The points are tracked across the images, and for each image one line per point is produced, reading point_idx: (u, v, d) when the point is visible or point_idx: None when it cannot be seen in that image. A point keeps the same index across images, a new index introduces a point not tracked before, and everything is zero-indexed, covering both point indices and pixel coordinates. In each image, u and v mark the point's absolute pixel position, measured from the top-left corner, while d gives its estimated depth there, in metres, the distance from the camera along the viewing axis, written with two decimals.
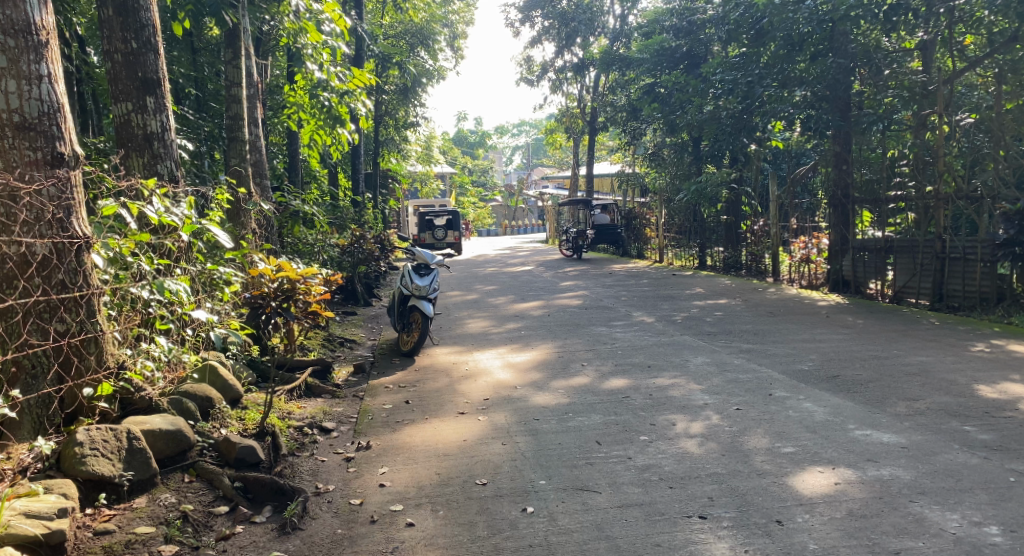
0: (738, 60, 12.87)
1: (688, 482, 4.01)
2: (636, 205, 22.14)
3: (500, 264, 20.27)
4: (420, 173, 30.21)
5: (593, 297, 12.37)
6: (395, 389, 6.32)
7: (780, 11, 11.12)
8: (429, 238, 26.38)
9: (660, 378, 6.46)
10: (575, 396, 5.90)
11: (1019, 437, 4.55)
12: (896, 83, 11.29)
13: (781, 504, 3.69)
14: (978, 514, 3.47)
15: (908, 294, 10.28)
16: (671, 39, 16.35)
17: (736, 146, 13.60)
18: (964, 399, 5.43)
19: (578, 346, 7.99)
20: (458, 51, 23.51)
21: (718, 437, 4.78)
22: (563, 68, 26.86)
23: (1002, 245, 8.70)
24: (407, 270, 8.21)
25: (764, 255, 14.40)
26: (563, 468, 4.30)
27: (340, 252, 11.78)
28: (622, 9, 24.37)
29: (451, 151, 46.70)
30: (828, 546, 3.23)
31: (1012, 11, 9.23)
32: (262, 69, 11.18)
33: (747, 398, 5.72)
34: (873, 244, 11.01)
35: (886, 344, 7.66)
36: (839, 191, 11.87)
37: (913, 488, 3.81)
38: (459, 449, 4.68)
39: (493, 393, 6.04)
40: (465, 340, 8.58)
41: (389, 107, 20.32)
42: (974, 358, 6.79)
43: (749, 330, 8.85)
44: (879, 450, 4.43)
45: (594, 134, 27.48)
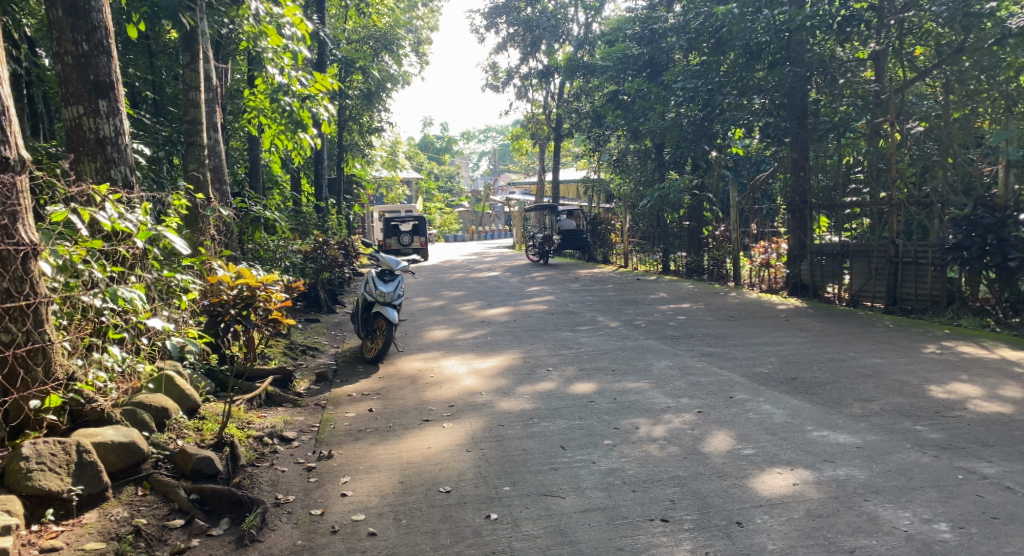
0: (699, 68, 13.04)
1: (651, 485, 4.06)
2: (602, 211, 22.31)
3: (467, 269, 20.25)
4: (386, 178, 29.95)
5: (558, 302, 12.43)
6: (359, 397, 6.27)
7: (740, 20, 11.56)
8: (395, 244, 26.19)
9: (624, 381, 6.52)
10: (540, 401, 5.92)
11: (968, 436, 4.70)
12: (851, 91, 11.65)
13: (741, 505, 3.75)
14: (929, 512, 3.57)
15: (864, 297, 10.59)
16: (633, 47, 16.58)
17: (699, 153, 13.77)
18: (916, 400, 5.59)
19: (543, 351, 8.02)
20: (423, 56, 23.40)
21: (681, 440, 4.83)
22: (527, 74, 26.96)
23: (952, 250, 8.95)
24: (371, 277, 8.15)
25: (724, 260, 14.65)
26: (527, 473, 4.31)
27: (303, 257, 11.60)
28: (586, 17, 24.58)
29: (418, 157, 46.50)
30: (786, 546, 3.29)
31: (957, 24, 9.60)
32: (222, 74, 11.02)
33: (709, 400, 5.81)
34: (829, 249, 11.27)
35: (843, 346, 7.86)
36: (797, 197, 12.09)
37: (868, 488, 3.90)
38: (423, 457, 4.65)
39: (459, 399, 6.03)
40: (430, 346, 8.56)
41: (353, 112, 20.03)
42: (925, 359, 7.00)
43: (711, 333, 8.99)
44: (836, 450, 4.54)
45: (559, 141, 27.67)
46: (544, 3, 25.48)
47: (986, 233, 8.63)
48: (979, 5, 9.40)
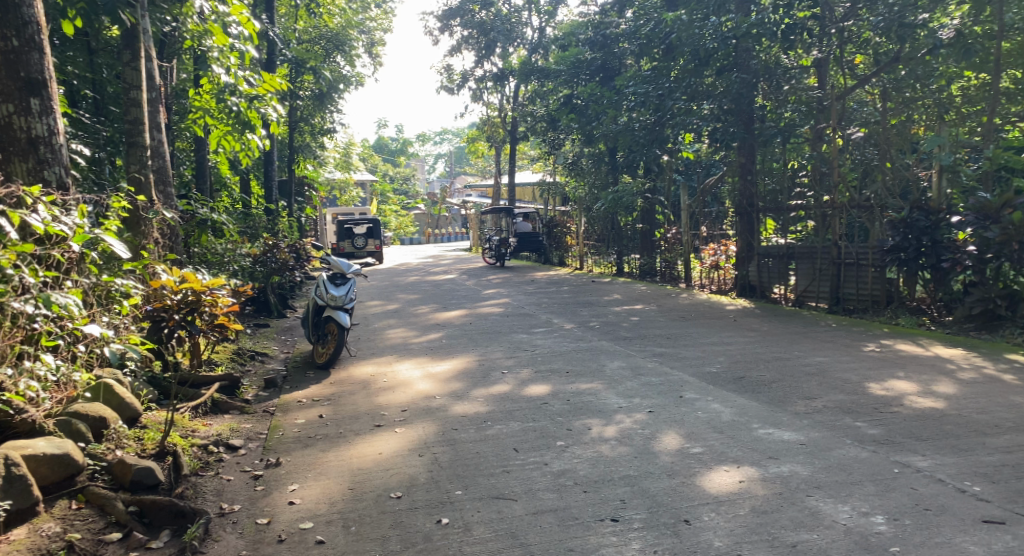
0: (651, 73, 13.21)
1: (602, 485, 4.09)
2: (558, 215, 22.51)
3: (422, 272, 20.13)
4: (339, 180, 29.58)
5: (514, 304, 12.46)
6: (309, 403, 6.17)
7: (688, 27, 11.82)
8: (348, 246, 25.87)
9: (578, 383, 6.57)
10: (494, 404, 5.92)
11: (904, 431, 4.87)
12: (794, 98, 11.93)
13: (688, 503, 3.81)
14: (867, 505, 3.69)
15: (810, 297, 10.91)
16: (586, 51, 16.76)
17: (650, 157, 13.91)
18: (856, 396, 5.77)
19: (498, 354, 8.03)
20: (376, 57, 23.22)
21: (631, 440, 4.89)
22: (482, 77, 26.95)
23: (890, 252, 9.21)
24: (323, 280, 8.04)
25: (676, 262, 14.90)
26: (480, 477, 4.30)
27: (252, 261, 11.37)
28: (541, 21, 24.72)
29: (372, 158, 46.11)
30: (731, 543, 3.35)
31: (893, 34, 9.95)
32: (166, 73, 10.72)
33: (660, 400, 5.91)
34: (776, 251, 11.53)
35: (789, 345, 8.07)
36: (745, 201, 12.31)
37: (810, 483, 4.01)
38: (374, 463, 4.60)
39: (412, 404, 5.99)
40: (383, 350, 8.48)
41: (304, 113, 19.69)
42: (865, 357, 7.24)
43: (662, 334, 9.14)
44: (780, 447, 4.65)
45: (514, 143, 27.81)
46: (498, 6, 25.52)
47: (922, 235, 8.91)
48: (912, 15, 9.77)
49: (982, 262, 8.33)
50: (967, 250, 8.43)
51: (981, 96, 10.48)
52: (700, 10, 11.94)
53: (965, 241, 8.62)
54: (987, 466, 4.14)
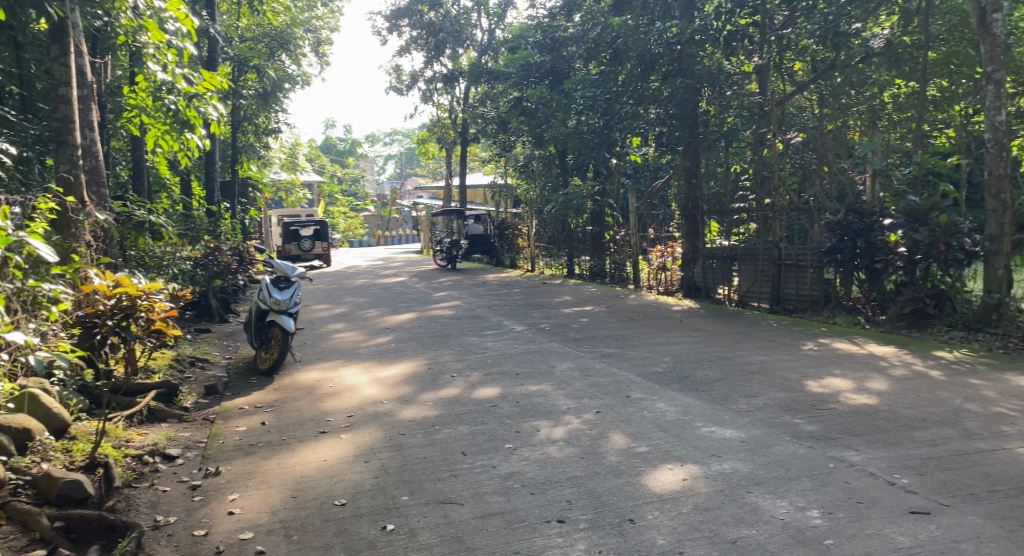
0: (598, 77, 13.31)
1: (549, 487, 4.11)
2: (509, 216, 22.61)
3: (371, 275, 19.89)
4: (285, 181, 29.01)
5: (465, 307, 12.41)
6: (251, 411, 6.03)
7: (634, 32, 12.10)
8: (295, 249, 25.42)
9: (527, 385, 6.58)
10: (442, 408, 5.89)
11: (839, 427, 5.02)
12: (737, 104, 11.98)
13: (633, 502, 3.86)
14: (803, 500, 3.79)
15: (752, 298, 11.19)
16: (535, 54, 16.84)
17: (600, 161, 14.01)
18: (795, 394, 5.93)
19: (447, 357, 7.99)
20: (323, 56, 22.86)
21: (579, 441, 4.92)
22: (432, 78, 26.81)
23: (827, 253, 9.56)
24: (266, 284, 7.88)
25: (625, 264, 15.11)
26: (427, 482, 4.27)
27: (193, 265, 11.05)
28: (490, 23, 24.74)
29: (320, 159, 45.41)
30: (674, 541, 3.41)
31: (829, 42, 10.42)
32: (99, 69, 10.36)
33: (607, 400, 5.97)
34: (720, 252, 11.82)
35: (731, 345, 8.24)
36: (690, 204, 12.52)
37: (750, 479, 4.11)
38: (317, 471, 4.53)
39: (359, 409, 5.91)
40: (329, 355, 8.35)
41: (248, 112, 19.24)
42: (804, 355, 7.45)
43: (610, 335, 9.23)
44: (722, 444, 4.75)
45: (465, 144, 27.82)
46: (447, 7, 25.45)
47: (857, 237, 9.23)
48: (846, 25, 10.28)
49: (913, 262, 8.57)
50: (899, 252, 8.66)
51: (910, 104, 10.85)
52: (646, 15, 12.22)
53: (897, 243, 8.80)
54: (915, 459, 4.31)
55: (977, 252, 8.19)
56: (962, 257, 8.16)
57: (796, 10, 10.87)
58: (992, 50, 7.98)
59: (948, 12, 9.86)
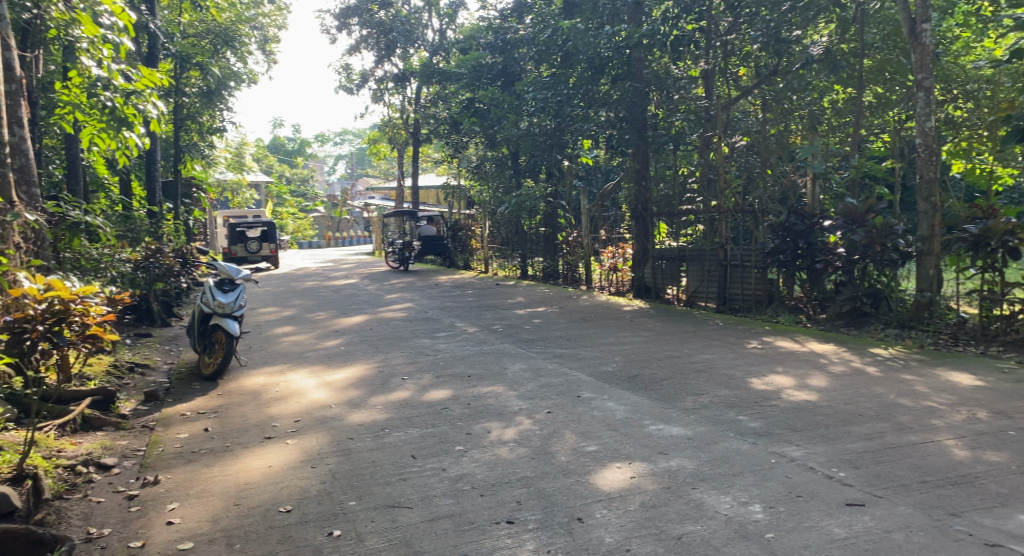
0: (549, 80, 13.35)
1: (499, 488, 4.11)
2: (462, 218, 22.59)
3: (320, 277, 19.56)
4: (231, 181, 28.34)
5: (416, 309, 12.32)
6: (193, 417, 5.88)
7: (583, 35, 12.03)
8: (241, 250, 24.89)
9: (478, 387, 6.57)
10: (392, 411, 5.84)
11: (781, 423, 5.15)
12: (684, 108, 12.46)
13: (582, 501, 3.89)
14: (746, 495, 3.88)
15: (700, 298, 11.41)
16: (487, 56, 16.85)
17: (551, 162, 14.07)
18: (740, 391, 6.06)
19: (397, 359, 7.92)
20: (270, 54, 22.41)
21: (530, 442, 4.94)
22: (383, 78, 26.56)
23: (770, 254, 9.75)
24: (209, 286, 7.67)
25: (577, 265, 15.25)
26: (375, 486, 4.22)
27: (132, 267, 10.66)
28: (441, 23, 24.64)
29: (268, 159, 44.51)
30: (622, 538, 3.44)
31: (772, 48, 10.57)
32: (29, 63, 9.93)
33: (558, 400, 6.00)
34: (668, 254, 12.00)
35: (679, 344, 8.38)
36: (640, 205, 12.68)
37: (695, 476, 4.18)
38: (262, 477, 4.44)
39: (306, 414, 5.82)
40: (276, 359, 8.19)
41: (190, 111, 18.73)
42: (749, 354, 7.63)
43: (562, 335, 9.29)
44: (669, 442, 4.83)
45: (417, 145, 27.67)
46: (397, 7, 25.26)
47: (798, 238, 9.46)
48: (787, 32, 10.47)
49: (851, 263, 8.93)
50: (838, 252, 9.03)
51: (848, 109, 11.31)
52: (595, 19, 12.21)
53: (836, 243, 9.14)
54: (853, 452, 4.45)
55: (911, 252, 8.50)
56: (897, 257, 8.48)
57: (740, 17, 11.04)
58: (922, 58, 8.30)
59: (882, 21, 10.28)
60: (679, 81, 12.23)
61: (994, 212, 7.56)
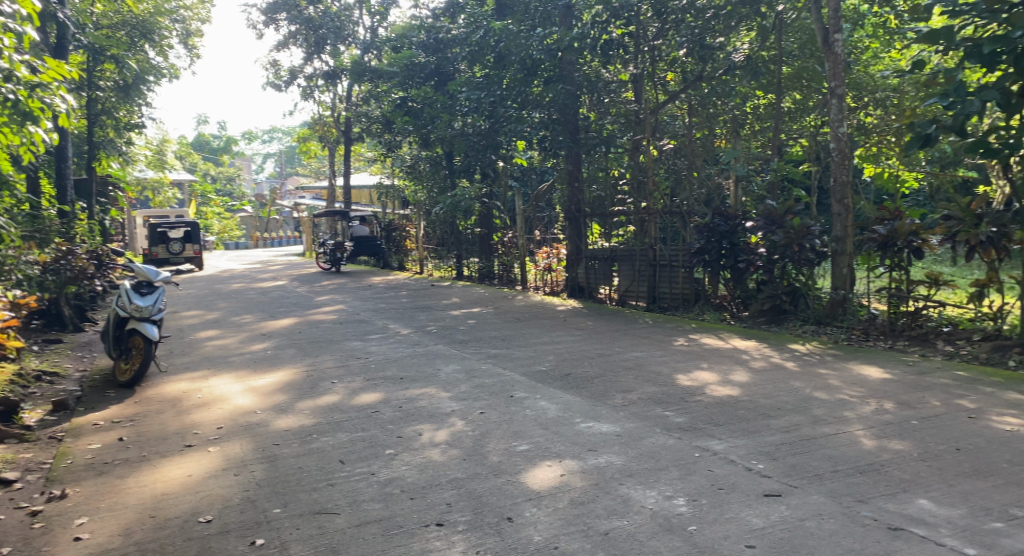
0: (483, 81, 13.38)
1: (429, 490, 4.09)
2: (396, 218, 22.36)
3: (248, 279, 19.02)
4: (151, 180, 27.25)
5: (348, 311, 12.12)
6: (106, 426, 5.62)
7: (515, 37, 12.14)
8: (163, 252, 24.08)
9: (410, 389, 6.51)
10: (320, 415, 5.73)
11: (706, 417, 5.30)
12: (615, 111, 12.60)
13: (512, 500, 3.90)
14: (671, 489, 3.98)
15: (631, 297, 11.60)
16: (419, 55, 16.61)
17: (485, 163, 14.04)
18: (667, 388, 6.20)
19: (327, 363, 7.78)
20: (192, 49, 21.65)
21: (461, 443, 4.93)
22: (312, 75, 26.01)
23: (696, 254, 10.04)
24: (125, 288, 7.34)
25: (513, 265, 15.30)
26: (301, 492, 4.13)
27: (40, 269, 10.08)
28: (372, 21, 24.32)
29: (191, 156, 42.97)
30: (551, 536, 3.46)
31: (697, 54, 10.89)
32: None
33: (490, 400, 6.01)
34: (600, 254, 12.18)
35: (610, 342, 8.51)
36: (573, 206, 12.79)
37: (623, 472, 4.26)
38: (180, 487, 4.28)
39: (230, 420, 5.65)
40: (198, 364, 7.92)
41: (105, 105, 17.89)
42: (676, 351, 7.81)
43: (496, 336, 9.31)
44: (598, 439, 4.90)
45: (348, 143, 27.23)
46: (327, 3, 24.82)
47: (722, 239, 9.79)
48: (710, 39, 10.80)
49: (771, 262, 9.17)
50: (759, 252, 9.31)
51: (768, 115, 11.81)
52: (527, 21, 12.38)
53: (757, 243, 9.43)
54: (772, 445, 4.62)
55: (826, 252, 8.92)
56: (813, 257, 8.86)
57: (667, 23, 11.17)
58: (835, 67, 8.67)
59: (799, 30, 10.76)
60: (610, 85, 12.39)
61: (900, 213, 7.96)
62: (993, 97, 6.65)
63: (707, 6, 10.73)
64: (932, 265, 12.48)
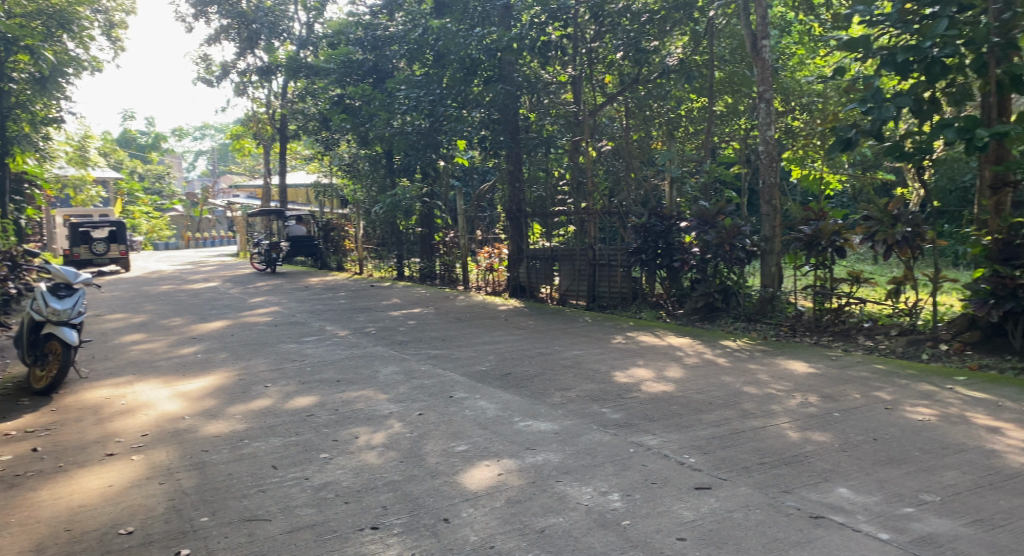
0: (422, 79, 13.22)
1: (364, 494, 4.03)
2: (334, 217, 22.02)
3: (178, 280, 18.41)
4: (73, 177, 26.07)
5: (284, 312, 11.87)
6: (20, 437, 5.35)
7: (454, 36, 11.84)
8: (85, 253, 23.01)
9: (347, 391, 6.42)
10: (252, 420, 5.59)
11: (641, 413, 5.39)
12: (554, 112, 12.79)
13: (449, 502, 3.89)
14: (606, 484, 4.03)
15: (571, 296, 11.70)
16: (357, 51, 16.30)
17: (426, 162, 13.90)
18: (604, 385, 6.28)
19: (261, 366, 7.60)
20: (116, 41, 20.81)
21: (398, 445, 4.88)
22: (245, 70, 25.36)
23: (633, 253, 10.22)
24: (41, 291, 6.99)
25: (454, 265, 15.26)
26: (230, 500, 4.02)
27: None
28: (308, 17, 23.85)
29: (117, 153, 41.30)
30: (487, 536, 3.46)
31: (632, 56, 11.30)
32: None
33: (429, 401, 5.97)
34: (542, 253, 12.22)
35: (550, 341, 8.57)
36: (514, 206, 12.89)
37: (560, 469, 4.29)
38: (99, 498, 4.11)
39: (155, 427, 5.46)
40: (123, 369, 7.61)
41: (20, 98, 17.00)
42: (614, 349, 7.93)
43: (437, 336, 9.27)
44: (536, 437, 4.93)
45: (284, 141, 26.63)
46: None
47: (658, 239, 9.99)
48: (645, 42, 11.23)
49: (704, 261, 9.41)
50: (693, 252, 9.53)
51: (701, 117, 12.07)
52: (465, 21, 12.17)
53: (691, 243, 9.64)
54: (704, 439, 4.73)
55: (755, 252, 9.11)
56: (743, 256, 9.08)
57: (603, 26, 11.38)
58: (763, 72, 8.96)
59: (730, 35, 11.02)
60: (549, 85, 12.47)
61: (825, 213, 8.24)
62: (907, 104, 7.01)
63: (642, 10, 11.02)
64: (856, 263, 13.04)
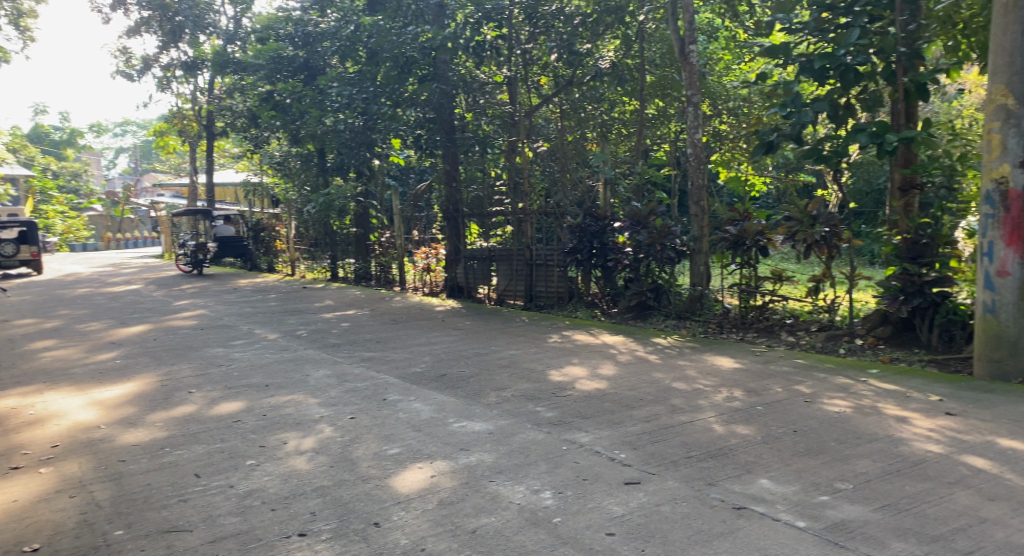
0: (354, 76, 12.44)
1: (292, 500, 3.94)
2: (264, 217, 21.48)
3: (97, 283, 17.60)
4: None
5: (211, 316, 11.49)
6: None
7: (386, 34, 11.82)
8: None
9: (276, 396, 6.26)
10: (175, 427, 5.39)
11: (574, 411, 5.45)
12: (490, 112, 12.60)
13: (380, 505, 3.84)
14: (538, 483, 4.05)
15: (508, 296, 11.76)
16: (287, 47, 15.81)
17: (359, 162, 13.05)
18: (538, 384, 6.31)
19: (185, 371, 7.33)
20: (25, 31, 19.75)
21: (328, 449, 4.79)
22: (169, 64, 24.44)
23: (569, 253, 10.32)
24: None
25: (390, 266, 15.08)
26: (148, 511, 3.87)
27: None
28: (235, 11, 23.15)
29: (30, 150, 39.19)
30: (417, 538, 3.43)
31: (566, 57, 11.47)
32: None
33: (361, 404, 5.88)
34: (479, 253, 12.25)
35: (486, 341, 8.56)
36: (451, 206, 12.95)
37: (492, 469, 4.29)
38: (3, 514, 3.88)
39: (68, 437, 5.20)
40: (33, 377, 7.23)
41: None
42: (549, 348, 7.98)
43: (370, 338, 9.14)
44: (470, 438, 4.91)
45: (211, 139, 25.78)
46: None
47: (593, 239, 10.11)
48: (578, 44, 11.39)
49: (636, 261, 9.61)
50: (626, 252, 9.68)
51: (632, 120, 12.04)
52: (399, 18, 12.25)
53: (624, 243, 9.79)
54: (634, 435, 4.81)
55: (684, 252, 9.35)
56: (673, 255, 9.30)
57: (537, 27, 11.55)
58: (691, 77, 9.16)
59: (659, 41, 11.27)
60: (484, 85, 12.54)
61: (749, 213, 8.48)
62: (824, 109, 7.31)
63: (575, 14, 11.28)
64: (779, 261, 13.51)
